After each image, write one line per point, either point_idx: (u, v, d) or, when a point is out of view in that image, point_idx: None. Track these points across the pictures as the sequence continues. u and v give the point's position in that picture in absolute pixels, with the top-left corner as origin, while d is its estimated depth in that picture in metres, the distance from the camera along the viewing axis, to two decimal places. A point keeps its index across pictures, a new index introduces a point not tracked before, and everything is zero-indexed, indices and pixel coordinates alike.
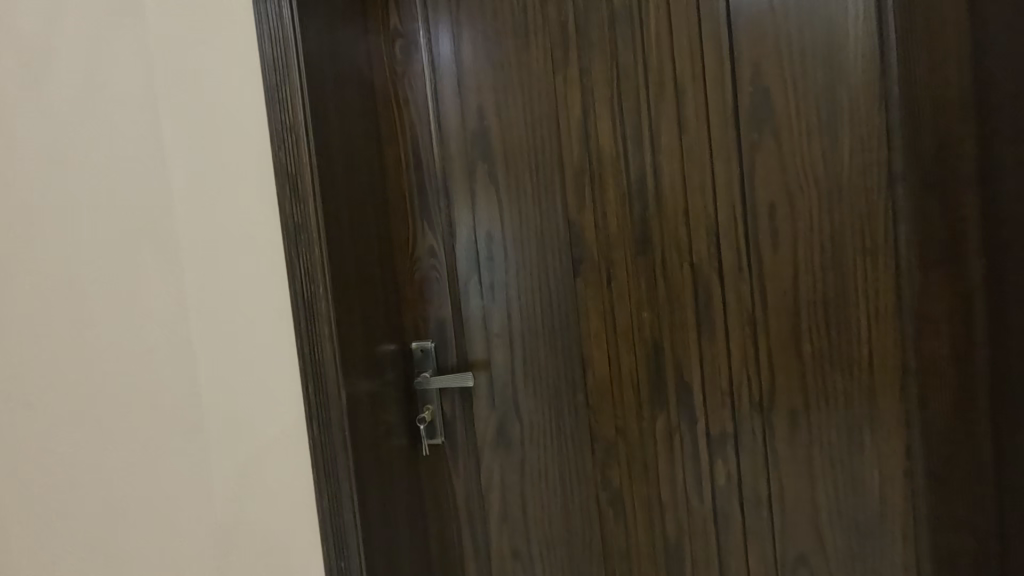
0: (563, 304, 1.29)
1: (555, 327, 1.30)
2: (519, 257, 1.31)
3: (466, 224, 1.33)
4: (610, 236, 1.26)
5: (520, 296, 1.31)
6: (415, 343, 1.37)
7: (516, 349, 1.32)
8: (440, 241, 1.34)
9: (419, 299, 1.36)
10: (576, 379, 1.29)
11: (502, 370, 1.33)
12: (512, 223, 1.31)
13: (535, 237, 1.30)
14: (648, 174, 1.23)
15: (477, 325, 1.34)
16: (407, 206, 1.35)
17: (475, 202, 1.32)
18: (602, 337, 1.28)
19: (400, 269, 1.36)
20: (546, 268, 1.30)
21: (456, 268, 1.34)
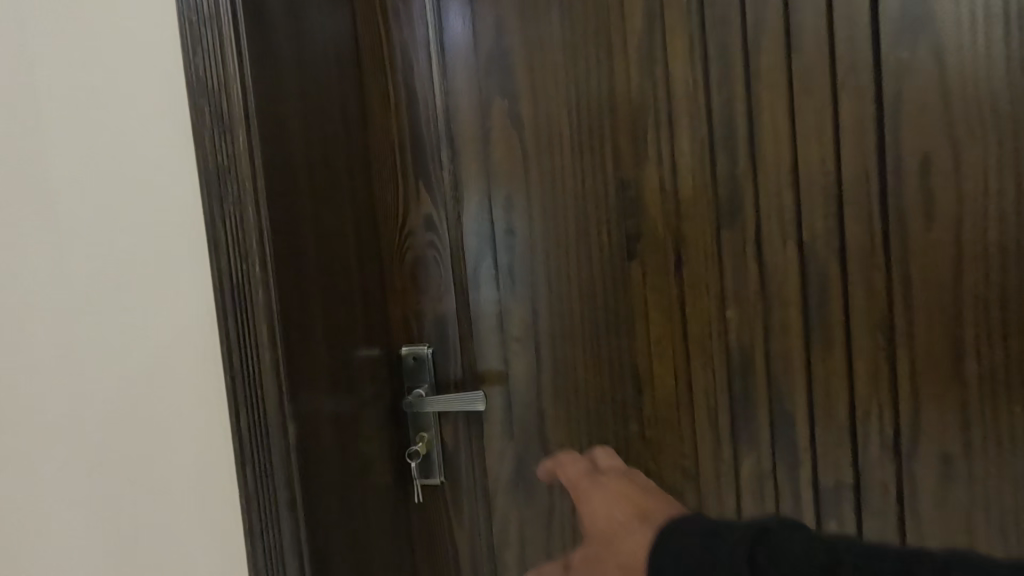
0: (609, 299, 0.93)
1: (599, 331, 0.93)
2: (550, 233, 0.94)
3: (475, 186, 0.96)
4: (680, 204, 0.89)
5: (550, 286, 0.95)
6: (405, 349, 1.00)
7: (543, 360, 0.96)
8: (441, 210, 0.97)
9: (411, 289, 0.99)
10: (628, 403, 0.93)
11: (523, 386, 0.97)
12: (539, 186, 0.94)
13: (571, 206, 0.93)
14: (740, 114, 0.86)
15: (490, 326, 0.97)
16: (396, 161, 0.98)
17: (490, 156, 0.95)
18: (666, 345, 0.91)
19: (386, 248, 1.00)
20: (586, 249, 0.93)
21: (463, 247, 0.97)
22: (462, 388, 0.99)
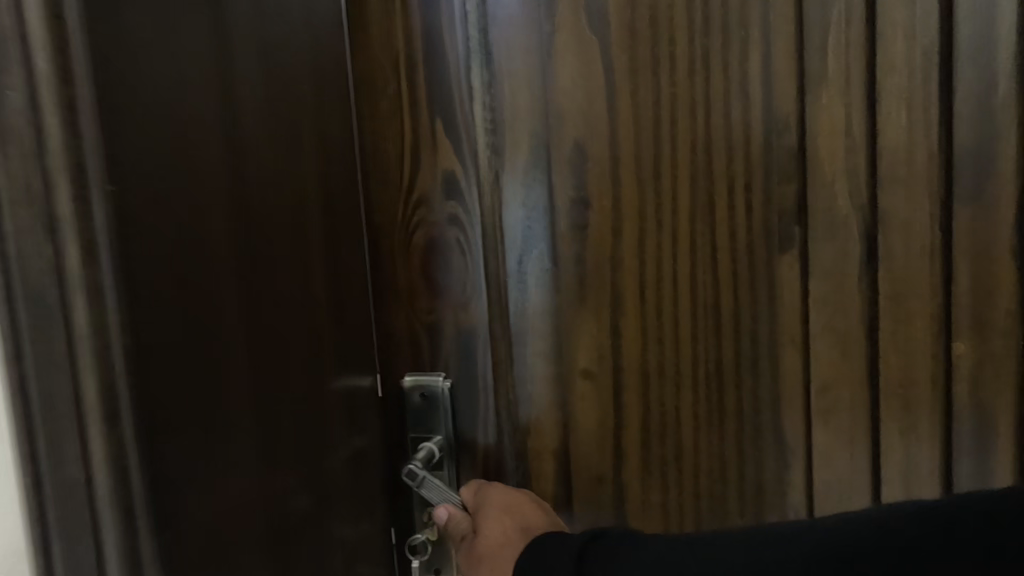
0: (742, 318, 0.57)
1: (721, 371, 0.57)
2: (646, 208, 0.58)
3: (527, 132, 0.60)
4: (881, 162, 0.53)
5: (645, 289, 0.58)
6: (408, 381, 0.64)
7: (625, 410, 0.60)
8: (470, 167, 0.61)
9: (421, 291, 0.63)
10: (764, 477, 0.58)
11: (591, 443, 0.61)
12: (632, 131, 0.57)
13: (683, 163, 0.56)
14: (1007, 7, 0.49)
15: (542, 350, 0.62)
16: (400, 87, 0.61)
17: (555, 82, 0.59)
18: (837, 391, 0.56)
19: (383, 225, 0.63)
20: (706, 234, 0.57)
21: (506, 226, 0.61)
22: (497, 446, 0.63)
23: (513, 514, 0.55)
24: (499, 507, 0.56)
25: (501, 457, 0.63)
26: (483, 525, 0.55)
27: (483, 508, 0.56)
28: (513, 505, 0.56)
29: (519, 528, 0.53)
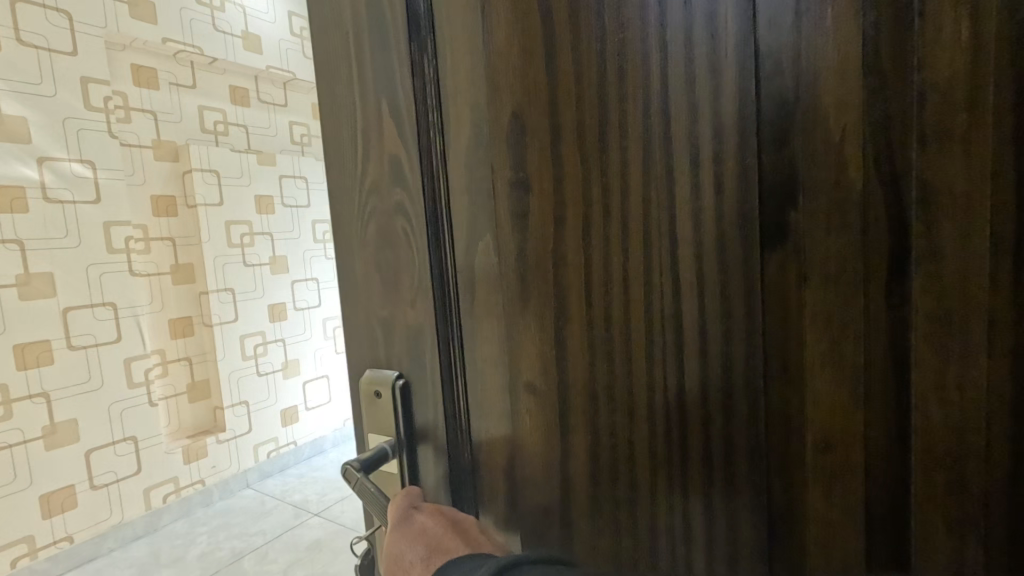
0: (709, 335, 0.42)
1: (681, 398, 0.44)
2: (592, 188, 0.46)
3: (468, 104, 0.49)
4: (925, 109, 0.34)
5: (591, 291, 0.47)
6: (367, 378, 0.58)
7: (571, 435, 0.49)
8: (416, 152, 0.52)
9: (374, 288, 0.57)
10: (737, 541, 0.44)
11: (533, 470, 0.51)
12: (576, 91, 0.45)
13: (634, 128, 0.43)
14: None
15: (490, 357, 0.51)
16: (350, 74, 0.55)
17: (490, 37, 0.47)
18: (847, 445, 0.39)
19: (340, 220, 0.59)
20: (664, 219, 0.43)
21: (456, 214, 0.50)
22: (448, 460, 0.56)
23: (421, 539, 0.50)
24: (409, 531, 0.51)
25: (452, 476, 0.55)
26: (401, 554, 0.49)
27: (394, 531, 0.51)
28: (423, 530, 0.50)
29: (424, 555, 0.48)
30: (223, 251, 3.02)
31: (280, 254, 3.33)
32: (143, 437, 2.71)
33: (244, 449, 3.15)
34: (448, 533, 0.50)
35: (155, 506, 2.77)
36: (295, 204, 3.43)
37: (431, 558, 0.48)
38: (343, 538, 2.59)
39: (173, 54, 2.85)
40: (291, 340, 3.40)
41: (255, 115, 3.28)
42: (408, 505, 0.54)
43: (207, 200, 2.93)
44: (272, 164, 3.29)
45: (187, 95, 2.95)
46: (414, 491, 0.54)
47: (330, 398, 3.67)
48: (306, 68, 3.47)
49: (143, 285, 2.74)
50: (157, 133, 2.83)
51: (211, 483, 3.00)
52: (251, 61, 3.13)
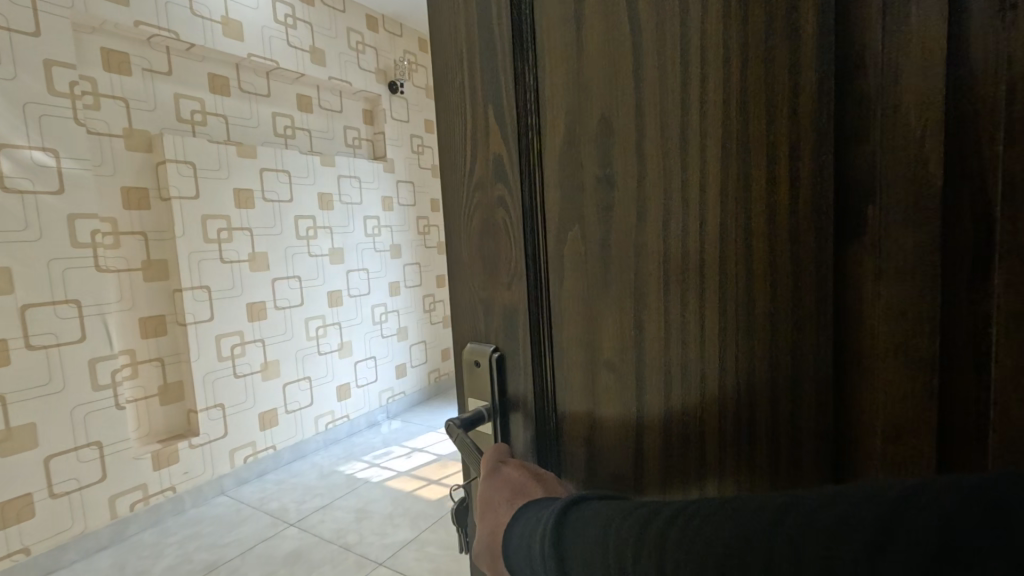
0: (780, 325, 0.45)
1: (748, 381, 0.47)
2: (670, 187, 0.49)
3: (563, 109, 0.53)
4: (1015, 106, 0.32)
5: (667, 281, 0.50)
6: (469, 348, 0.65)
7: (646, 414, 0.53)
8: (516, 148, 0.56)
9: (476, 270, 0.64)
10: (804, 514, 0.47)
11: (604, 443, 0.56)
12: (657, 99, 0.49)
13: (711, 133, 0.47)
14: None
15: (573, 338, 0.55)
16: (464, 84, 0.61)
17: (582, 46, 0.51)
18: (913, 441, 0.39)
19: (451, 212, 0.64)
20: (738, 218, 0.47)
21: (548, 209, 0.54)
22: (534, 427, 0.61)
23: (506, 488, 0.57)
24: (496, 481, 0.58)
25: (538, 443, 0.60)
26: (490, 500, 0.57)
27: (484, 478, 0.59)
28: (508, 480, 0.57)
29: (507, 498, 0.57)
30: (200, 248, 2.94)
31: (260, 252, 3.24)
32: (110, 442, 2.60)
33: (219, 454, 3.07)
34: (529, 480, 0.57)
35: (122, 514, 2.66)
36: (277, 198, 3.33)
37: (514, 500, 0.56)
38: (319, 550, 2.47)
39: (148, 39, 2.78)
40: (271, 340, 3.31)
41: (236, 105, 3.22)
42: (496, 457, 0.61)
43: (182, 192, 2.84)
44: (253, 157, 3.19)
45: (161, 82, 2.88)
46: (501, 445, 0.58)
47: (312, 400, 3.57)
48: (292, 56, 3.36)
49: (112, 282, 2.66)
50: (129, 122, 2.75)
51: (183, 490, 2.92)
52: (231, 48, 3.04)
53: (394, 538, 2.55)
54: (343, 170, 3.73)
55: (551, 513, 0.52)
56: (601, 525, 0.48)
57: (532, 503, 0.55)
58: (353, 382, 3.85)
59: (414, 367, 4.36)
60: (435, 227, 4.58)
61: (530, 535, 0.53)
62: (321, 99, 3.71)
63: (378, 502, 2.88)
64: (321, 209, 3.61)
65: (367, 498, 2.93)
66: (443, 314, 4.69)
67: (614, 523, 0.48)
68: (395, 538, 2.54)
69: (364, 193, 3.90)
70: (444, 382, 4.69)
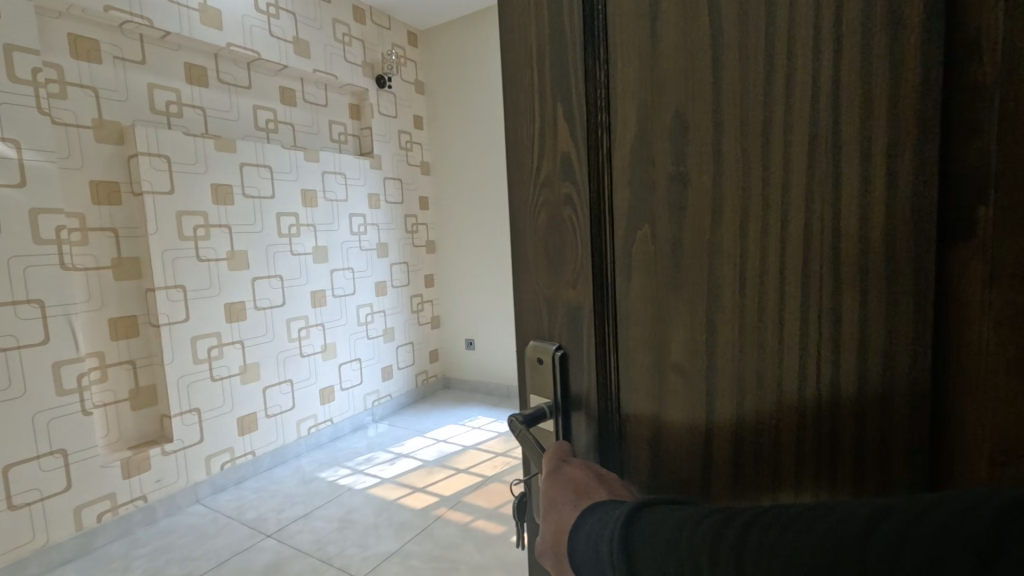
0: (870, 334, 0.41)
1: (832, 392, 0.43)
2: (751, 185, 0.46)
3: (635, 103, 0.51)
4: None
5: (744, 283, 0.47)
6: (531, 346, 0.66)
7: (717, 420, 0.50)
8: (585, 148, 0.56)
9: (539, 266, 0.64)
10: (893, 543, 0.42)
11: (673, 445, 0.53)
12: (738, 91, 0.45)
13: (797, 127, 0.43)
14: None
15: (640, 333, 0.53)
16: (532, 82, 0.62)
17: (658, 37, 0.49)
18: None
19: (517, 210, 0.65)
20: (826, 218, 0.42)
21: (617, 204, 0.53)
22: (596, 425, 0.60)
23: (569, 485, 0.55)
24: (559, 478, 0.57)
25: (600, 441, 0.60)
26: (553, 498, 0.55)
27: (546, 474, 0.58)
28: (571, 477, 0.56)
29: (571, 501, 0.54)
30: (175, 246, 2.82)
31: (239, 250, 3.13)
32: (75, 451, 2.46)
33: (195, 461, 2.95)
34: (591, 482, 0.55)
35: (88, 526, 2.53)
36: (258, 194, 3.22)
37: (579, 500, 0.54)
38: (297, 563, 2.36)
39: (119, 25, 2.65)
40: (250, 342, 3.20)
41: (214, 97, 3.10)
42: (556, 457, 0.59)
43: (156, 188, 2.72)
44: (233, 151, 3.08)
45: (134, 71, 2.75)
46: (565, 443, 0.57)
47: (294, 404, 3.47)
48: (274, 47, 3.25)
49: (79, 281, 2.54)
50: (98, 112, 2.62)
51: (155, 499, 2.79)
52: (209, 37, 2.92)
53: (376, 550, 2.44)
54: (328, 166, 3.64)
55: (619, 515, 0.49)
56: (673, 527, 0.45)
57: (597, 506, 0.52)
58: (337, 384, 3.75)
59: (401, 369, 4.27)
60: (424, 226, 4.44)
61: (597, 538, 0.50)
62: (306, 92, 3.61)
63: (360, 511, 2.77)
64: (305, 206, 3.51)
65: (350, 507, 2.83)
66: (431, 315, 4.58)
67: (687, 526, 0.44)
68: (376, 551, 2.43)
69: (349, 190, 3.81)
70: (433, 384, 4.60)
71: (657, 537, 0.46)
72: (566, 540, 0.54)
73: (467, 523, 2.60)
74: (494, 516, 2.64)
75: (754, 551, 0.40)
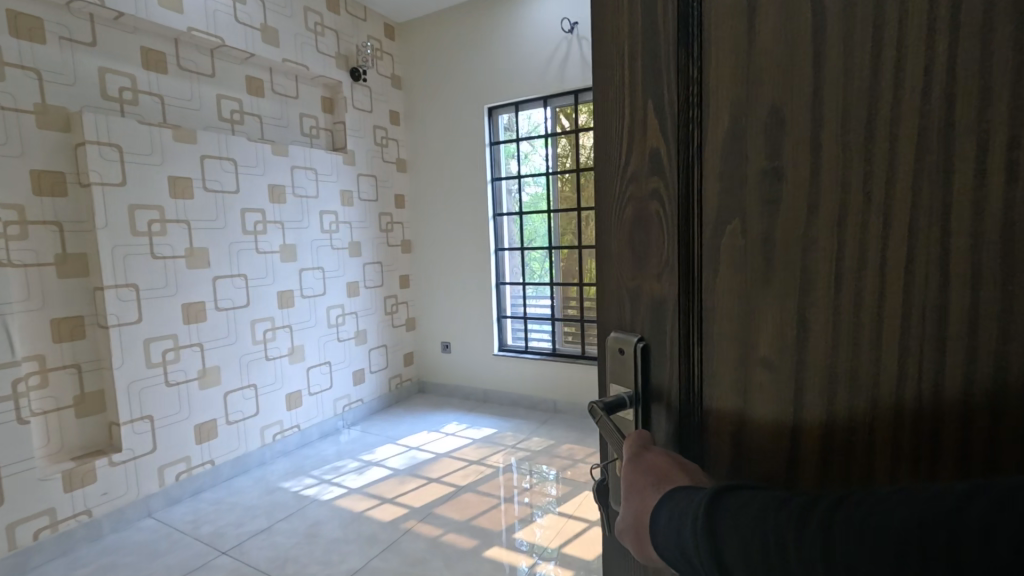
0: (979, 336, 0.33)
1: (932, 411, 0.36)
2: (850, 177, 0.38)
3: (729, 96, 0.45)
4: None
5: (838, 281, 0.40)
6: (614, 336, 0.60)
7: (803, 417, 0.42)
8: (676, 143, 0.51)
9: (625, 266, 0.58)
10: None
11: (758, 450, 0.46)
12: (842, 78, 0.38)
13: (907, 110, 0.35)
14: None
15: (729, 333, 0.48)
16: (623, 76, 0.56)
17: (755, 30, 0.43)
18: None
19: (605, 204, 0.60)
20: (934, 209, 0.35)
21: (704, 203, 0.49)
22: (677, 426, 0.54)
23: (648, 474, 0.50)
24: (638, 467, 0.51)
25: (681, 439, 0.53)
26: (632, 488, 0.51)
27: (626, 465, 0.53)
28: (650, 467, 0.50)
29: (653, 485, 0.49)
30: (126, 241, 2.62)
31: (198, 247, 2.95)
32: (8, 464, 2.25)
33: (147, 472, 2.75)
34: (674, 470, 0.49)
35: (22, 545, 2.31)
36: (221, 188, 3.05)
37: (660, 488, 0.48)
38: None
39: (66, 4, 2.45)
40: (211, 345, 3.02)
41: (174, 84, 2.92)
42: (638, 445, 0.54)
43: (105, 179, 2.53)
44: (193, 142, 2.90)
45: (83, 54, 2.55)
46: (644, 432, 0.52)
47: (258, 410, 3.30)
48: (239, 34, 3.09)
49: (16, 278, 2.33)
50: (42, 96, 2.40)
51: (100, 514, 2.57)
52: (168, 20, 2.74)
53: (340, 567, 2.29)
54: (298, 160, 3.50)
55: (700, 499, 0.44)
56: (756, 513, 0.40)
57: (677, 490, 0.47)
58: (304, 389, 3.60)
59: (373, 373, 4.14)
60: (399, 224, 4.33)
61: (681, 522, 0.44)
62: (274, 83, 3.46)
63: (326, 525, 2.62)
64: (271, 202, 3.35)
65: (314, 520, 2.68)
66: (406, 317, 4.46)
67: (772, 510, 0.40)
68: (341, 568, 2.28)
69: (320, 186, 3.68)
70: (407, 388, 4.47)
71: (738, 521, 0.41)
72: (648, 533, 0.48)
73: (438, 536, 2.46)
74: (466, 528, 2.52)
75: (842, 531, 0.36)
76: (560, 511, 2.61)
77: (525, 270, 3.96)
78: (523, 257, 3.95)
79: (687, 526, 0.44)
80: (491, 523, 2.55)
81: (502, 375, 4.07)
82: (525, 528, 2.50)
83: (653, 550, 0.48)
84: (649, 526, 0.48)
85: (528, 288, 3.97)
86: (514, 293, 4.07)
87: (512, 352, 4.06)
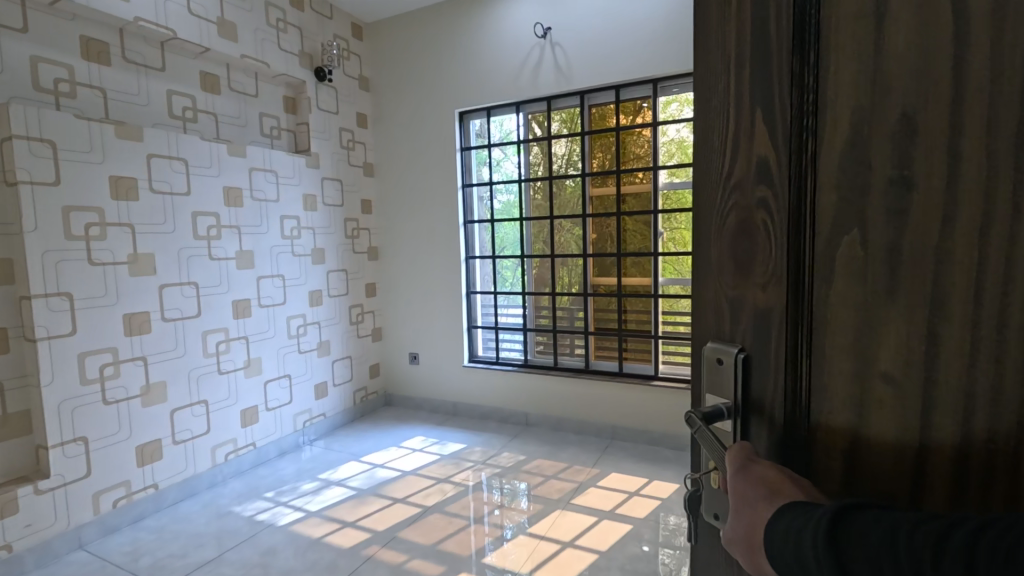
0: None
1: None
2: (995, 189, 0.35)
3: (850, 101, 0.42)
4: None
5: (982, 298, 0.36)
6: (710, 346, 0.57)
7: (934, 435, 0.39)
8: (786, 151, 0.47)
9: (724, 277, 0.55)
10: None
11: (880, 474, 0.42)
12: (989, 87, 0.35)
13: None
14: None
15: (842, 347, 0.44)
16: (730, 86, 0.53)
17: (883, 38, 0.40)
18: None
19: (704, 213, 0.57)
20: None
21: (818, 215, 0.45)
22: (780, 445, 0.50)
23: (756, 486, 0.46)
24: (744, 479, 0.48)
25: (787, 458, 0.49)
26: (737, 497, 0.47)
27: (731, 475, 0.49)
28: (757, 479, 0.47)
29: (764, 497, 0.45)
30: (60, 246, 2.39)
31: (143, 251, 2.72)
32: None
33: (79, 499, 2.49)
34: (786, 483, 0.46)
35: None
36: (170, 190, 2.83)
37: (773, 499, 0.44)
38: None
39: None
40: (156, 359, 2.78)
41: (119, 77, 2.71)
42: (741, 457, 0.50)
43: (34, 176, 2.30)
44: (139, 139, 2.69)
45: (12, 39, 2.31)
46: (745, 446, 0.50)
47: (208, 428, 3.07)
48: (194, 27, 2.90)
49: None
50: None
51: (21, 549, 2.30)
52: (111, 6, 2.53)
53: None
54: (256, 162, 3.32)
55: (822, 514, 0.40)
56: (887, 530, 0.36)
57: (791, 503, 0.43)
58: (261, 405, 3.38)
59: (336, 386, 3.95)
60: (366, 230, 4.19)
61: (797, 534, 0.41)
62: (232, 80, 3.27)
63: (280, 554, 2.45)
64: (226, 205, 3.15)
65: (268, 548, 2.50)
66: (372, 327, 4.30)
67: (903, 531, 0.36)
68: None
69: (281, 189, 3.50)
70: (372, 401, 4.30)
71: (868, 535, 0.37)
72: (760, 548, 0.45)
73: (402, 563, 2.34)
74: (433, 554, 2.40)
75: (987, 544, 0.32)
76: (531, 532, 2.54)
77: (495, 278, 3.91)
78: (494, 266, 3.90)
79: (800, 542, 0.40)
80: (460, 548, 2.45)
81: (472, 386, 3.99)
82: (496, 551, 2.41)
83: (768, 563, 0.44)
84: (763, 539, 0.44)
85: (499, 296, 3.93)
86: (485, 302, 4.02)
87: (482, 363, 3.98)
